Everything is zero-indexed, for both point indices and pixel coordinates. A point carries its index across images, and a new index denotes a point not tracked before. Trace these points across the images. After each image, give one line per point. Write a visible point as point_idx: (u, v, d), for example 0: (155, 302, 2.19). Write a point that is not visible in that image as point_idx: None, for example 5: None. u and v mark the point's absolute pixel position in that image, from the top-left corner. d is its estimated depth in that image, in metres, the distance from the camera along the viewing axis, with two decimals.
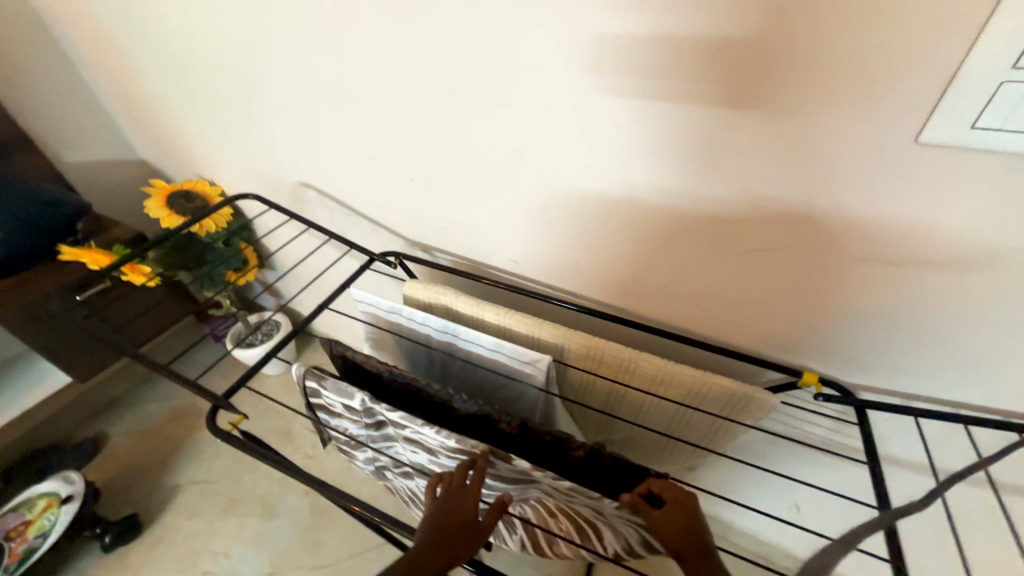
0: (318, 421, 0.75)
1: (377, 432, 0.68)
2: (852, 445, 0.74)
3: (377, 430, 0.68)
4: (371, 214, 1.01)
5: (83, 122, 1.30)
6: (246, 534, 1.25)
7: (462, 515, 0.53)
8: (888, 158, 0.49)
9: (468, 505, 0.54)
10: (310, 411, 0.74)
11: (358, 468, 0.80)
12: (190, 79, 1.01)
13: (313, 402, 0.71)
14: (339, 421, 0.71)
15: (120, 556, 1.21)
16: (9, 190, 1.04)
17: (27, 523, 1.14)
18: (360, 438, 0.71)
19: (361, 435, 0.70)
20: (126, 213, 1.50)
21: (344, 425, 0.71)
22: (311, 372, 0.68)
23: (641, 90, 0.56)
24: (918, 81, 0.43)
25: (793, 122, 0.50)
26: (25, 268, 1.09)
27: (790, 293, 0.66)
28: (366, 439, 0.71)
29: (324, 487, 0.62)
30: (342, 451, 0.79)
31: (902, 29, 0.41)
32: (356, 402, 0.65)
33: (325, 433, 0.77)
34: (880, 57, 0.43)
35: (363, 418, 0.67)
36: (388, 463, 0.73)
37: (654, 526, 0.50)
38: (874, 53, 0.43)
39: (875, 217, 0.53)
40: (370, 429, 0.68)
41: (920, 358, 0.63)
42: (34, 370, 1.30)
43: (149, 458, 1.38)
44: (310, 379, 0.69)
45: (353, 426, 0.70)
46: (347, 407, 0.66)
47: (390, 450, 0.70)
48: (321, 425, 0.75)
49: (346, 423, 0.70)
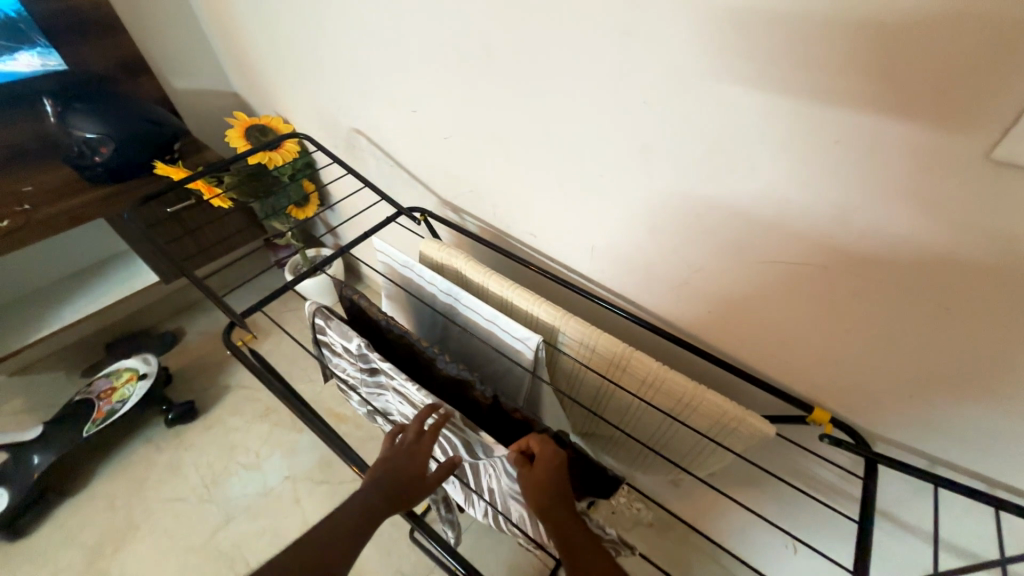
0: (323, 357, 0.80)
1: (370, 378, 0.71)
2: (854, 497, 0.67)
3: (370, 376, 0.70)
4: (411, 168, 1.05)
5: (192, 53, 1.46)
6: (274, 440, 1.42)
7: (412, 472, 0.57)
8: (945, 176, 0.41)
9: (418, 464, 0.57)
10: (318, 348, 0.80)
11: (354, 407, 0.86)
12: (274, 19, 1.08)
13: (320, 338, 0.76)
14: (339, 360, 0.75)
15: (177, 432, 1.44)
16: (124, 107, 1.21)
17: (113, 389, 1.38)
18: (356, 380, 0.75)
19: (357, 377, 0.74)
20: (220, 140, 1.69)
21: (343, 365, 0.75)
22: (321, 310, 0.72)
23: (674, 65, 0.51)
24: (1010, 79, 0.34)
25: (832, 115, 0.44)
26: (130, 178, 1.26)
27: (813, 317, 0.59)
28: (361, 382, 0.75)
29: (315, 420, 0.68)
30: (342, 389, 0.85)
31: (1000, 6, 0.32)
32: (353, 345, 0.67)
33: (329, 370, 0.83)
34: (965, 41, 0.35)
35: (357, 362, 0.69)
36: (377, 409, 0.77)
37: (529, 477, 0.54)
38: (957, 33, 0.35)
39: (918, 247, 0.46)
40: (364, 373, 0.70)
41: (955, 418, 0.55)
42: (133, 266, 1.54)
43: (211, 358, 1.61)
44: (319, 317, 0.72)
45: (351, 368, 0.73)
46: (345, 349, 0.69)
47: (380, 397, 0.74)
48: (326, 361, 0.80)
49: (345, 364, 0.74)
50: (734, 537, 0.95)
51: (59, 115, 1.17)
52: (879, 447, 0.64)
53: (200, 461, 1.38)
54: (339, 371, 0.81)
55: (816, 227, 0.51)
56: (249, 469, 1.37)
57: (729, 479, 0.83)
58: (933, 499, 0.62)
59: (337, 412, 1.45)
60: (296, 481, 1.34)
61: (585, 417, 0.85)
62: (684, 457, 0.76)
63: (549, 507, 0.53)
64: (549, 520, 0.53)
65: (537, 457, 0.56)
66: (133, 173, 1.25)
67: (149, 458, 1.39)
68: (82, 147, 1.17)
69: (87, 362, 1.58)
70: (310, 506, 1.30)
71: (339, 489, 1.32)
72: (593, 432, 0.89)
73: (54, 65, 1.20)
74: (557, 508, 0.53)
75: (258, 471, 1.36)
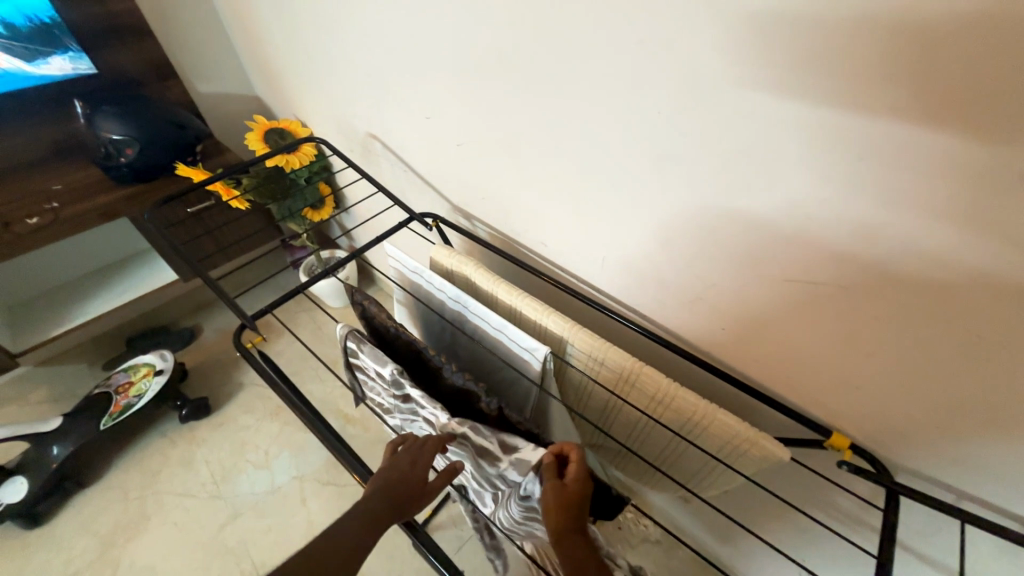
0: (355, 381, 0.79)
1: (403, 405, 0.68)
2: (874, 529, 0.64)
3: (404, 403, 0.67)
4: (423, 174, 1.05)
5: (217, 57, 1.50)
6: (283, 439, 1.44)
7: (416, 478, 0.57)
8: (980, 194, 0.38)
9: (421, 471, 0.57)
10: (349, 372, 0.78)
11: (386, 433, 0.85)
12: (295, 24, 1.10)
13: (351, 362, 0.74)
14: (372, 386, 0.73)
15: (191, 428, 1.47)
16: (151, 110, 1.24)
17: (130, 383, 1.41)
18: (390, 407, 0.73)
19: (390, 404, 0.72)
20: (242, 142, 1.73)
21: (375, 391, 0.73)
22: (354, 334, 0.70)
23: (692, 73, 0.49)
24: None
25: (858, 126, 0.42)
26: (153, 179, 1.30)
27: (833, 337, 0.56)
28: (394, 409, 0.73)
29: (343, 448, 0.66)
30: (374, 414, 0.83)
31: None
32: (388, 371, 0.65)
33: (360, 394, 0.81)
34: (1005, 50, 0.33)
35: (391, 389, 0.67)
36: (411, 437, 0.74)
37: (552, 488, 0.52)
38: (995, 43, 0.33)
39: (946, 269, 0.43)
40: (398, 401, 0.68)
41: (984, 450, 0.51)
42: (155, 264, 1.58)
43: (226, 356, 1.63)
44: (351, 341, 0.70)
45: (384, 395, 0.71)
46: (379, 374, 0.67)
47: (414, 424, 0.71)
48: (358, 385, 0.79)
49: (378, 391, 0.72)
50: (743, 564, 0.92)
51: (88, 116, 1.21)
52: (899, 477, 0.61)
53: (211, 457, 1.40)
54: (371, 397, 0.79)
55: (836, 245, 0.49)
56: (257, 467, 1.38)
57: (739, 500, 0.80)
58: (958, 535, 0.59)
59: (345, 414, 1.46)
60: (302, 481, 1.35)
61: (592, 431, 0.84)
62: (693, 478, 0.74)
63: (564, 527, 0.51)
64: (563, 540, 0.50)
65: (569, 477, 0.54)
66: (157, 174, 1.29)
67: (163, 453, 1.42)
68: (108, 148, 1.19)
69: (108, 356, 1.63)
70: (315, 507, 1.30)
71: (344, 491, 1.33)
72: (601, 446, 0.87)
73: (85, 69, 1.24)
74: (572, 527, 0.51)
75: (266, 470, 1.37)
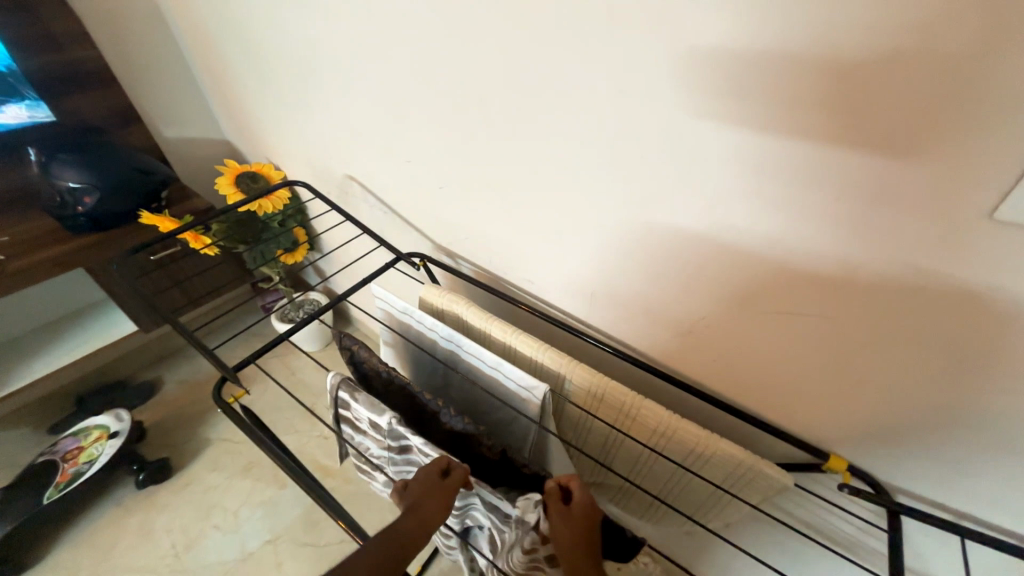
0: (343, 432, 0.75)
1: (399, 455, 0.65)
2: (878, 550, 0.66)
3: (400, 453, 0.64)
4: (404, 215, 1.05)
5: (183, 102, 1.47)
6: (255, 498, 1.33)
7: (437, 515, 0.53)
8: (951, 230, 0.41)
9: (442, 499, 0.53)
10: (338, 423, 0.74)
11: (379, 484, 0.80)
12: (267, 71, 1.10)
13: (342, 412, 0.70)
14: (364, 436, 0.70)
15: (150, 493, 1.34)
16: (114, 157, 1.19)
17: (80, 449, 1.28)
18: (383, 458, 0.69)
19: (384, 455, 0.68)
20: (209, 186, 1.68)
21: (369, 442, 0.70)
22: (345, 382, 0.66)
23: (673, 116, 0.51)
24: (1014, 140, 0.35)
25: (833, 166, 0.44)
26: (112, 227, 1.23)
27: (821, 364, 0.58)
28: (388, 460, 0.69)
29: (331, 504, 0.61)
30: (366, 467, 0.79)
31: (1000, 69, 0.33)
32: (384, 422, 0.62)
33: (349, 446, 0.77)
34: (969, 98, 0.35)
35: (387, 439, 0.64)
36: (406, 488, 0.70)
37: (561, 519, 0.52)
38: (959, 92, 0.35)
39: (927, 297, 0.45)
40: (394, 451, 0.65)
41: (974, 468, 0.53)
42: (111, 315, 1.48)
43: (190, 410, 1.53)
44: (343, 390, 0.66)
45: (377, 445, 0.68)
46: (374, 425, 0.64)
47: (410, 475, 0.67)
48: (347, 437, 0.75)
49: (371, 441, 0.69)
50: None
51: (42, 164, 1.15)
52: (901, 499, 0.62)
53: (173, 525, 1.28)
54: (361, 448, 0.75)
55: (819, 277, 0.51)
56: (226, 532, 1.27)
57: (741, 530, 0.80)
58: (959, 550, 0.60)
59: (324, 466, 1.37)
60: (276, 544, 1.25)
61: (592, 466, 0.83)
62: (697, 509, 0.73)
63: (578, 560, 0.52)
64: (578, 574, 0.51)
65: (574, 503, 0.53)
66: (117, 221, 1.23)
67: (115, 524, 1.28)
68: (64, 197, 1.14)
69: (55, 418, 1.49)
70: (292, 572, 1.20)
71: (323, 552, 1.23)
72: (601, 481, 0.86)
73: (42, 116, 1.19)
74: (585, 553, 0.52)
75: (237, 535, 1.26)
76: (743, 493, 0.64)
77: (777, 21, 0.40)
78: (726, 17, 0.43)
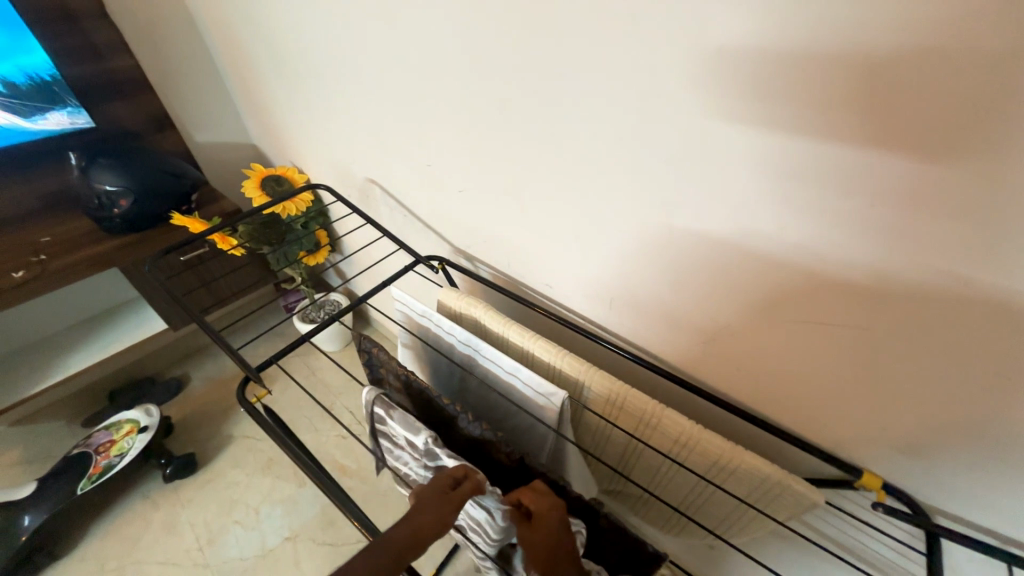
0: (382, 448, 0.75)
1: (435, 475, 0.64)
2: (913, 573, 0.62)
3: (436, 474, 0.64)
4: (424, 218, 1.06)
5: (213, 108, 1.52)
6: (275, 495, 1.36)
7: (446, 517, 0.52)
8: (1004, 241, 0.38)
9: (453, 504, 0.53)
10: (374, 437, 0.75)
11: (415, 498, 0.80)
12: (293, 77, 1.13)
13: (378, 427, 0.70)
14: (401, 452, 0.70)
15: (175, 487, 1.38)
16: (148, 162, 1.24)
17: (112, 442, 1.33)
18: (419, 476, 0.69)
19: (421, 474, 0.68)
20: (237, 189, 1.73)
21: (405, 458, 0.70)
22: (382, 399, 0.66)
23: (698, 119, 0.50)
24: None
25: (869, 169, 0.42)
26: (146, 228, 1.28)
27: (852, 376, 0.55)
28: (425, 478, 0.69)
29: (354, 512, 0.61)
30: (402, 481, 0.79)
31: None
32: (421, 441, 0.61)
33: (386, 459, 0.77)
34: (1019, 97, 0.33)
35: (422, 459, 0.64)
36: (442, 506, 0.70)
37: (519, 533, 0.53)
38: (1007, 90, 0.33)
39: (970, 311, 0.43)
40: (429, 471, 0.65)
41: (1023, 492, 0.50)
42: (143, 314, 1.54)
43: (215, 406, 1.57)
44: (379, 406, 0.67)
45: (414, 464, 0.68)
46: (410, 443, 0.63)
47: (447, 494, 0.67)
48: (383, 451, 0.75)
49: (407, 459, 0.69)
50: None
51: (81, 167, 1.20)
52: (938, 520, 0.59)
53: (197, 519, 1.32)
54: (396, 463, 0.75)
55: (851, 286, 0.49)
56: (247, 528, 1.29)
57: (765, 546, 0.77)
58: None
59: (342, 465, 1.39)
60: (295, 541, 1.27)
61: (610, 474, 0.81)
62: (719, 523, 0.71)
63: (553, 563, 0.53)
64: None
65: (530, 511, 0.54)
66: (150, 223, 1.27)
67: (143, 516, 1.32)
68: (102, 199, 1.19)
69: (90, 412, 1.55)
70: (309, 570, 1.21)
71: (341, 551, 1.25)
72: (619, 490, 0.84)
73: (83, 123, 1.25)
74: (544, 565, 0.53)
75: (257, 531, 1.29)
76: (768, 508, 0.62)
77: (808, 20, 0.39)
78: (753, 17, 0.41)
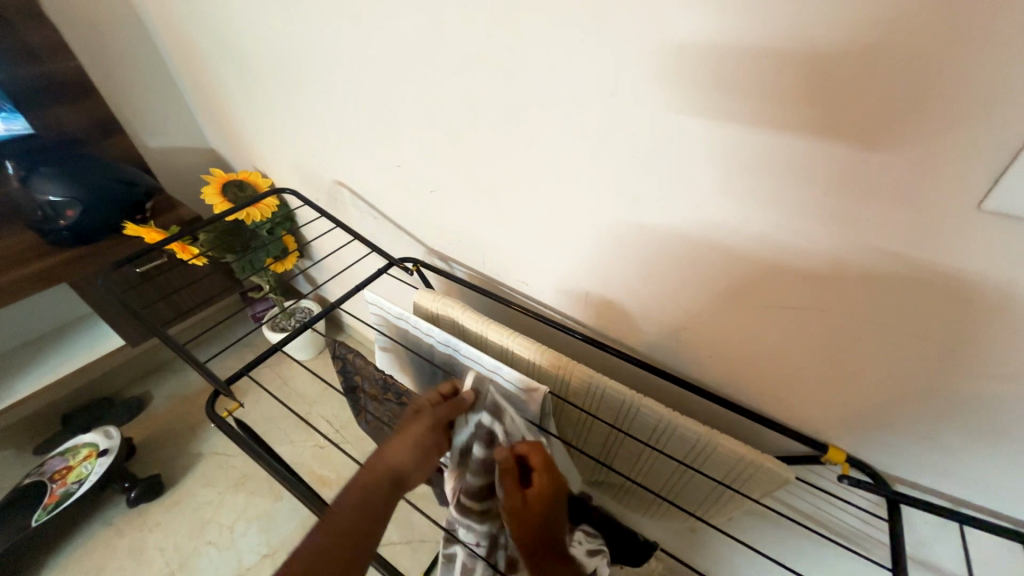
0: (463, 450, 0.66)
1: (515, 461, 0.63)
2: (879, 539, 0.66)
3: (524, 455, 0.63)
4: (396, 219, 1.04)
5: (165, 111, 1.45)
6: (250, 512, 1.31)
7: (403, 451, 0.58)
8: (943, 225, 0.41)
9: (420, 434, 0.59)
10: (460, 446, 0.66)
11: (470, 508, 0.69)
12: (250, 75, 1.08)
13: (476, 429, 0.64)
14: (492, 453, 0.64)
15: (141, 512, 1.31)
16: (96, 169, 1.17)
17: (68, 468, 1.25)
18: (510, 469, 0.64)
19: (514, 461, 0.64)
20: (194, 195, 1.66)
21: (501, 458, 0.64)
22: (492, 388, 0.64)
23: (658, 111, 0.51)
24: (998, 131, 0.35)
25: (820, 158, 0.44)
26: (95, 240, 1.21)
27: (813, 357, 0.58)
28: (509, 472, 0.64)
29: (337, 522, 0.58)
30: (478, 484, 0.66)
31: (977, 60, 0.34)
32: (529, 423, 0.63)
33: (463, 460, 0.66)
34: (951, 91, 0.35)
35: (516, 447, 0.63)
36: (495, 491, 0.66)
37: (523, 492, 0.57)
38: (937, 85, 0.36)
39: (918, 292, 0.46)
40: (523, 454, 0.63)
41: (967, 455, 0.54)
42: (97, 331, 1.45)
43: (181, 424, 1.50)
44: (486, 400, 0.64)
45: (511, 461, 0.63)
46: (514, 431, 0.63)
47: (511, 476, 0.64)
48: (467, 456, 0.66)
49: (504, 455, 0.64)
50: None
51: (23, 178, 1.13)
52: (899, 488, 0.63)
53: (166, 544, 1.25)
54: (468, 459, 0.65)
55: (808, 272, 0.52)
56: (221, 549, 1.24)
57: (742, 524, 0.80)
58: (958, 536, 0.61)
59: (321, 477, 1.35)
60: (274, 558, 1.23)
61: (593, 466, 0.83)
62: (699, 506, 0.74)
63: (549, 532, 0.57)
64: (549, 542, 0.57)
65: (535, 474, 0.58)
66: (100, 233, 1.20)
67: (106, 545, 1.25)
68: (46, 211, 1.12)
69: (41, 438, 1.45)
70: None
71: None
72: (602, 480, 0.86)
73: (20, 129, 1.15)
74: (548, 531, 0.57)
75: (232, 551, 1.24)
76: (743, 488, 0.64)
77: (761, 17, 0.40)
78: (710, 13, 0.43)
